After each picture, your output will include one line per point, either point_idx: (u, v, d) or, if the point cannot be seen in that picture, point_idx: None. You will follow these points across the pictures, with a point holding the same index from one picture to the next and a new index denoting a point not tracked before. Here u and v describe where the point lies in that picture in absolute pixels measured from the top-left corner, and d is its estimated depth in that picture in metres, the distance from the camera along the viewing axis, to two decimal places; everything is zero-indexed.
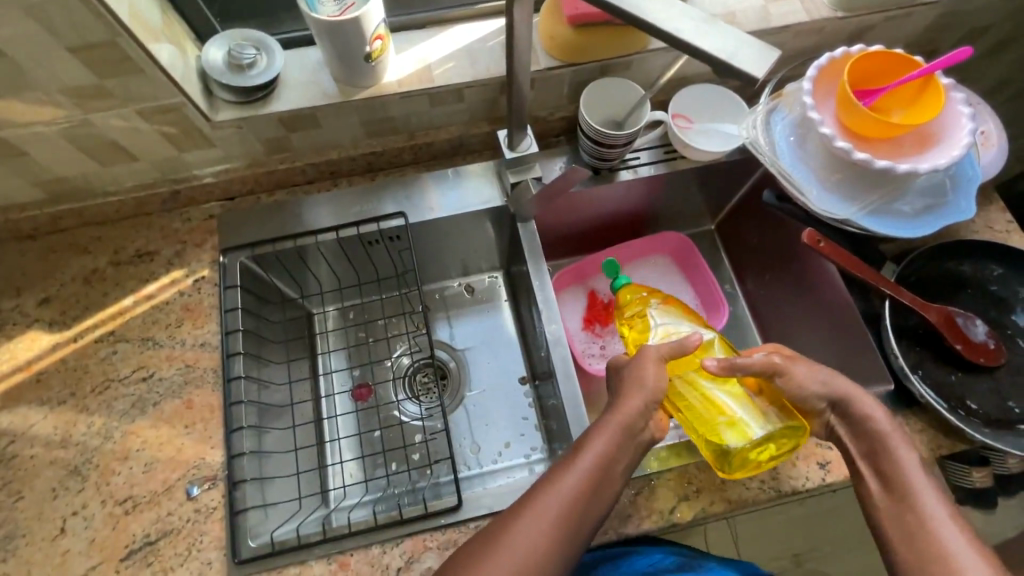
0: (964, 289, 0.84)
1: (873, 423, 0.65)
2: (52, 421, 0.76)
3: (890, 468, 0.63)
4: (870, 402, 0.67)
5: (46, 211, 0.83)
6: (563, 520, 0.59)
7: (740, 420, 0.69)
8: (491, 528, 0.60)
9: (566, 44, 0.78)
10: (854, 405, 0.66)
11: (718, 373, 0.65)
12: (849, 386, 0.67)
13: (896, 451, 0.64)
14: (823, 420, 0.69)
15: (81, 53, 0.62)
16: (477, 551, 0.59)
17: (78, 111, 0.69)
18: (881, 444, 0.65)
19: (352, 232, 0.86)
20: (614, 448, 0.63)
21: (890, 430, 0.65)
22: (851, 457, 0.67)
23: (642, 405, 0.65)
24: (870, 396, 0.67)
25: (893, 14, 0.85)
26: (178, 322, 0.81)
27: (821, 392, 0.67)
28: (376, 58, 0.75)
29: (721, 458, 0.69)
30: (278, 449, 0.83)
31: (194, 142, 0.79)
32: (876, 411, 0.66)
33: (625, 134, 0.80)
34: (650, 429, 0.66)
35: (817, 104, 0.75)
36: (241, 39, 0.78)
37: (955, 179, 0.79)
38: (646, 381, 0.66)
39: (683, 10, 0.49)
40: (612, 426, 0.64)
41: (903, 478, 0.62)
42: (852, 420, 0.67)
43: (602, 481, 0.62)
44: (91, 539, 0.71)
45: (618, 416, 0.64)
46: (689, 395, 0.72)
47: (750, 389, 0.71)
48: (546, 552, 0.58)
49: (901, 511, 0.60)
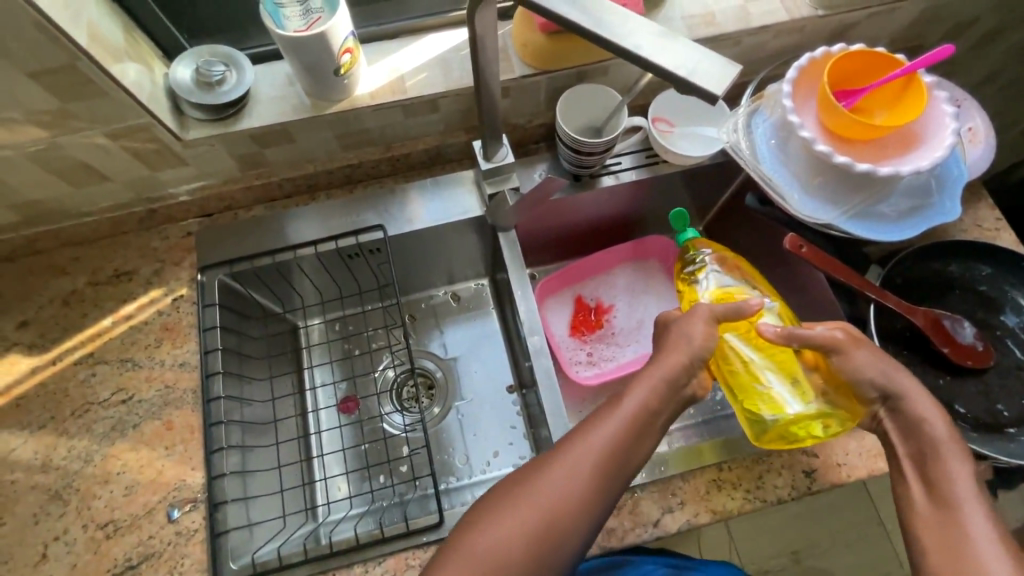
0: (952, 289, 0.83)
1: (925, 425, 0.62)
2: (32, 445, 0.75)
3: (936, 475, 0.59)
4: (929, 404, 0.63)
5: (20, 233, 0.82)
6: (595, 473, 0.59)
7: (777, 394, 0.72)
8: (523, 478, 0.61)
9: (539, 51, 0.77)
10: (909, 404, 0.63)
11: (773, 338, 0.67)
12: (909, 382, 0.64)
13: (945, 456, 0.60)
14: (872, 412, 0.66)
15: (42, 78, 0.61)
16: (505, 500, 0.59)
17: (46, 135, 0.68)
18: (932, 448, 0.61)
19: (331, 246, 0.85)
20: (656, 400, 0.64)
21: (945, 435, 0.61)
22: (896, 457, 0.63)
23: (685, 362, 0.65)
24: (928, 395, 0.63)
25: (876, 11, 0.83)
26: (157, 342, 0.81)
27: (872, 381, 0.64)
28: (346, 72, 0.74)
29: (755, 427, 0.73)
30: (262, 467, 0.82)
31: (166, 161, 0.78)
32: (933, 414, 0.62)
33: (602, 142, 0.79)
34: (693, 386, 0.67)
35: (798, 106, 0.73)
36: (210, 55, 0.77)
37: (941, 180, 0.78)
38: (696, 340, 0.66)
39: (643, 26, 0.49)
40: (653, 379, 0.64)
41: (949, 485, 0.58)
42: (904, 418, 0.63)
43: (640, 432, 0.63)
44: (72, 564, 0.71)
45: (656, 371, 0.65)
46: (736, 359, 0.74)
47: (804, 363, 0.72)
48: (574, 508, 0.58)
49: (940, 515, 0.57)
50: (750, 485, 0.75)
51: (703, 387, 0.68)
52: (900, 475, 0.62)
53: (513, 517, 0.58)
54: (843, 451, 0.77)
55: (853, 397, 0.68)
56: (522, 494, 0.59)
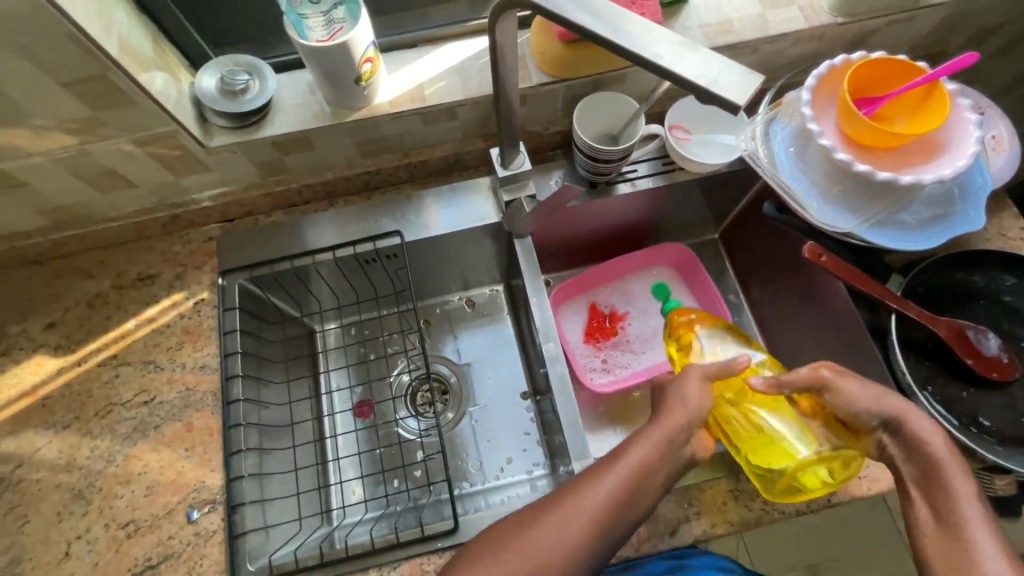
0: (976, 300, 0.82)
1: (926, 445, 0.61)
2: (57, 445, 0.77)
3: (941, 498, 0.58)
4: (928, 425, 0.62)
5: (49, 237, 0.84)
6: (589, 529, 0.58)
7: (780, 444, 0.71)
8: (517, 528, 0.59)
9: (557, 60, 0.77)
10: (908, 426, 0.63)
11: (764, 390, 0.68)
12: (903, 404, 0.64)
13: (947, 473, 0.59)
14: (876, 439, 0.66)
15: (74, 87, 0.63)
16: (494, 549, 0.58)
17: (76, 143, 0.70)
18: (934, 467, 0.60)
19: (349, 251, 0.86)
20: (655, 459, 0.62)
21: (947, 453, 0.60)
22: (902, 479, 0.63)
23: (684, 422, 0.65)
24: (927, 416, 0.63)
25: (897, 18, 0.82)
26: (178, 345, 0.82)
27: (871, 412, 0.64)
28: (366, 81, 0.75)
29: (764, 481, 0.70)
30: (278, 470, 0.83)
31: (190, 167, 0.80)
32: (933, 435, 0.62)
33: (619, 149, 0.79)
34: (691, 446, 0.66)
35: (817, 114, 0.73)
36: (234, 65, 0.78)
37: (964, 189, 0.76)
38: (691, 401, 0.67)
39: (663, 36, 0.49)
40: (652, 438, 0.63)
41: (952, 503, 0.57)
42: (906, 441, 0.63)
43: (637, 492, 0.61)
44: (94, 562, 0.72)
45: (657, 429, 0.64)
46: (735, 416, 0.73)
47: (799, 410, 0.73)
48: (561, 565, 0.57)
49: (946, 538, 0.56)
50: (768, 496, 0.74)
51: (704, 448, 0.68)
52: (908, 498, 0.62)
53: (498, 568, 0.57)
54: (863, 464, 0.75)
55: (853, 431, 0.68)
56: (515, 544, 0.58)
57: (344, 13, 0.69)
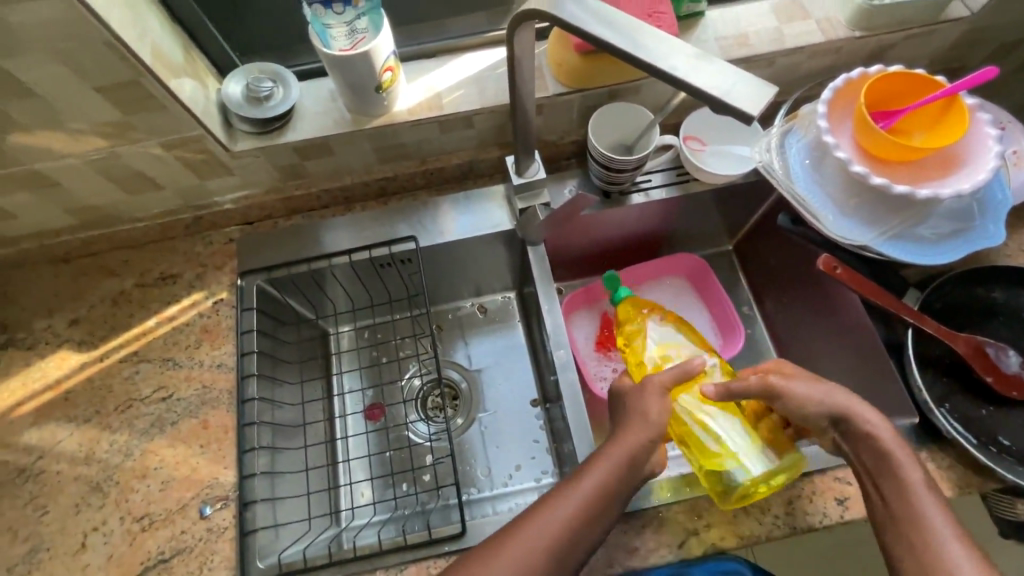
0: (995, 317, 0.81)
1: (876, 440, 0.63)
2: (78, 438, 0.79)
3: (893, 487, 0.61)
4: (877, 419, 0.64)
5: (77, 236, 0.87)
6: (546, 553, 0.59)
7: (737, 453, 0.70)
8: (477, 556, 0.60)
9: (573, 71, 0.78)
10: (856, 423, 0.64)
11: (715, 397, 0.68)
12: (853, 401, 0.65)
13: (899, 465, 0.61)
14: (828, 437, 0.67)
15: (108, 92, 0.66)
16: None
17: (108, 145, 0.73)
18: (884, 459, 0.62)
19: (365, 255, 0.87)
20: (612, 481, 0.63)
21: (894, 444, 0.63)
22: (857, 472, 0.65)
23: (646, 437, 0.64)
24: (870, 407, 0.65)
25: (916, 32, 0.82)
26: (197, 343, 0.84)
27: (820, 412, 0.65)
28: (386, 89, 0.76)
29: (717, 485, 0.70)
30: (290, 469, 0.85)
31: (214, 171, 0.82)
32: (882, 429, 0.63)
33: (634, 159, 0.79)
34: (651, 462, 0.65)
35: (833, 127, 0.73)
36: (259, 72, 0.81)
37: (983, 203, 0.76)
38: (651, 416, 0.65)
39: (678, 49, 0.50)
40: (609, 461, 0.63)
41: (905, 494, 0.60)
42: (855, 436, 0.64)
43: (595, 515, 0.61)
44: (109, 554, 0.73)
45: (617, 450, 0.64)
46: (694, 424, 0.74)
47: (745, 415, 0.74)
48: None
49: (904, 525, 0.59)
50: (780, 510, 0.73)
51: (660, 463, 0.66)
52: (863, 487, 0.65)
53: None
54: None
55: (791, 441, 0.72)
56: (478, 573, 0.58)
57: (367, 23, 0.69)
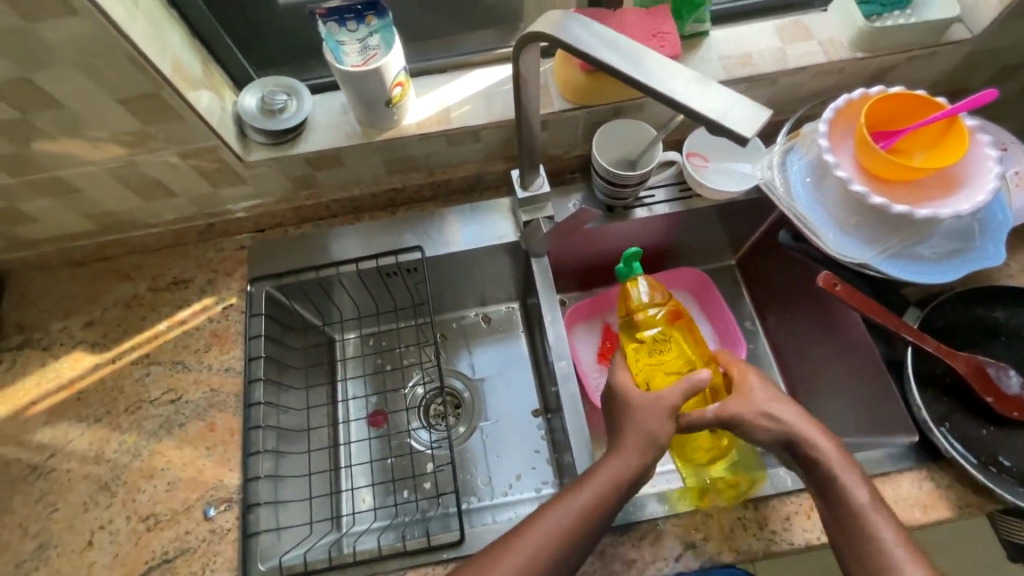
0: (997, 336, 0.81)
1: (818, 458, 0.65)
2: (88, 437, 0.81)
3: (838, 499, 0.63)
4: (819, 435, 0.66)
5: (94, 240, 0.90)
6: (544, 561, 0.60)
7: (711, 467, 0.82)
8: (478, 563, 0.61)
9: (578, 88, 0.80)
10: (799, 439, 0.67)
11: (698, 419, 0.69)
12: (797, 418, 0.68)
13: (843, 485, 0.63)
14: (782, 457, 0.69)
15: (129, 103, 0.68)
16: None
17: (127, 154, 0.75)
18: (826, 473, 0.64)
19: (372, 264, 0.89)
20: (610, 492, 0.63)
21: (837, 458, 0.65)
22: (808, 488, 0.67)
23: (641, 447, 0.65)
24: (818, 428, 0.67)
25: (917, 54, 0.83)
26: (206, 347, 0.86)
27: (771, 438, 0.68)
28: (396, 104, 0.79)
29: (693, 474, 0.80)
30: (293, 473, 0.86)
31: (227, 179, 0.85)
32: (824, 444, 0.66)
33: (637, 174, 0.81)
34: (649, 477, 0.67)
35: (833, 146, 0.74)
36: (275, 85, 0.84)
37: (983, 224, 0.76)
38: (651, 429, 0.66)
39: (678, 72, 0.52)
40: (607, 474, 0.64)
41: (850, 508, 0.63)
42: (800, 451, 0.67)
43: (592, 525, 0.62)
44: (115, 553, 0.75)
45: (617, 462, 0.65)
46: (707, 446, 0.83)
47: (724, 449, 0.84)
48: None
49: (852, 536, 0.62)
50: (779, 526, 0.74)
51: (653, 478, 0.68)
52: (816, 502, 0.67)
53: None
54: None
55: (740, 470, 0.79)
56: None
57: (379, 40, 0.72)
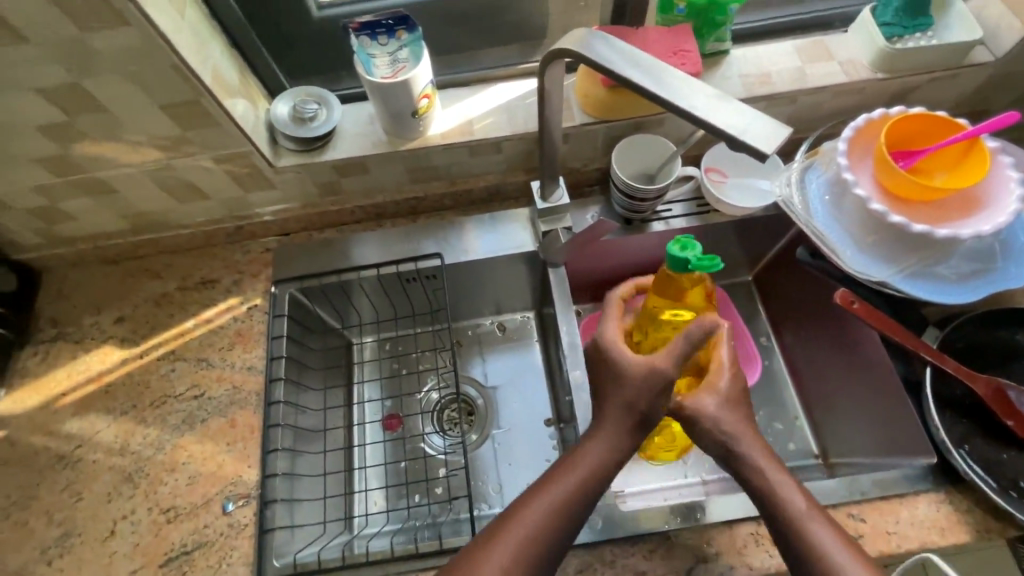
0: (1019, 360, 0.80)
1: (750, 466, 0.65)
2: (114, 429, 0.84)
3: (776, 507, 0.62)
4: (753, 443, 0.66)
5: (128, 239, 0.93)
6: (542, 537, 0.61)
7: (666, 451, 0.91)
8: (476, 547, 0.61)
9: (599, 103, 0.82)
10: (735, 447, 0.66)
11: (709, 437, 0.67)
12: (738, 425, 0.67)
13: (779, 495, 0.62)
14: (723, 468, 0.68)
15: (170, 109, 0.72)
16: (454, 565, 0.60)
17: (165, 157, 0.79)
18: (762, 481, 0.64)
19: (392, 270, 0.91)
20: (599, 468, 0.65)
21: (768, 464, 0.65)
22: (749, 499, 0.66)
23: None
24: (749, 434, 0.66)
25: (939, 76, 0.84)
26: (230, 345, 0.89)
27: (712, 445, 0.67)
28: (421, 114, 0.81)
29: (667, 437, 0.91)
30: (309, 472, 0.87)
31: (257, 184, 0.88)
32: (757, 452, 0.65)
33: (655, 188, 0.82)
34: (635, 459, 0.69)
35: (852, 164, 0.74)
36: (306, 95, 0.87)
37: (1006, 246, 0.76)
38: None
39: (699, 89, 0.53)
40: (596, 450, 0.66)
41: (787, 515, 0.62)
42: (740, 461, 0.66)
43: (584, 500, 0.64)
44: (135, 543, 0.77)
45: (603, 438, 0.67)
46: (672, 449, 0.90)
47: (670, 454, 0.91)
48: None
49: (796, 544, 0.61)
50: None
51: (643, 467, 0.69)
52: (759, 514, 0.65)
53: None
54: (894, 519, 0.72)
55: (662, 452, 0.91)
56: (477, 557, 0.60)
57: (408, 53, 0.75)
